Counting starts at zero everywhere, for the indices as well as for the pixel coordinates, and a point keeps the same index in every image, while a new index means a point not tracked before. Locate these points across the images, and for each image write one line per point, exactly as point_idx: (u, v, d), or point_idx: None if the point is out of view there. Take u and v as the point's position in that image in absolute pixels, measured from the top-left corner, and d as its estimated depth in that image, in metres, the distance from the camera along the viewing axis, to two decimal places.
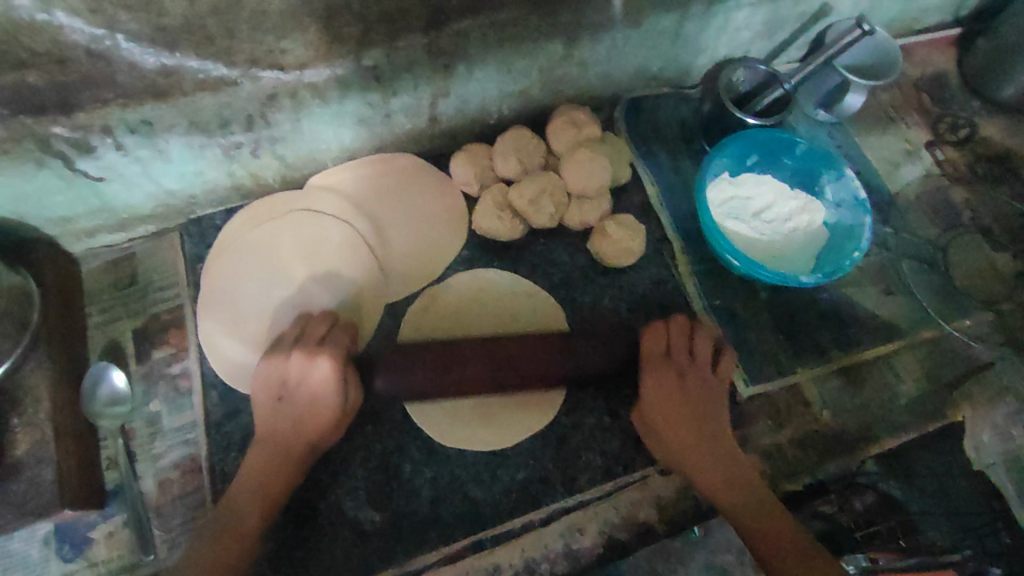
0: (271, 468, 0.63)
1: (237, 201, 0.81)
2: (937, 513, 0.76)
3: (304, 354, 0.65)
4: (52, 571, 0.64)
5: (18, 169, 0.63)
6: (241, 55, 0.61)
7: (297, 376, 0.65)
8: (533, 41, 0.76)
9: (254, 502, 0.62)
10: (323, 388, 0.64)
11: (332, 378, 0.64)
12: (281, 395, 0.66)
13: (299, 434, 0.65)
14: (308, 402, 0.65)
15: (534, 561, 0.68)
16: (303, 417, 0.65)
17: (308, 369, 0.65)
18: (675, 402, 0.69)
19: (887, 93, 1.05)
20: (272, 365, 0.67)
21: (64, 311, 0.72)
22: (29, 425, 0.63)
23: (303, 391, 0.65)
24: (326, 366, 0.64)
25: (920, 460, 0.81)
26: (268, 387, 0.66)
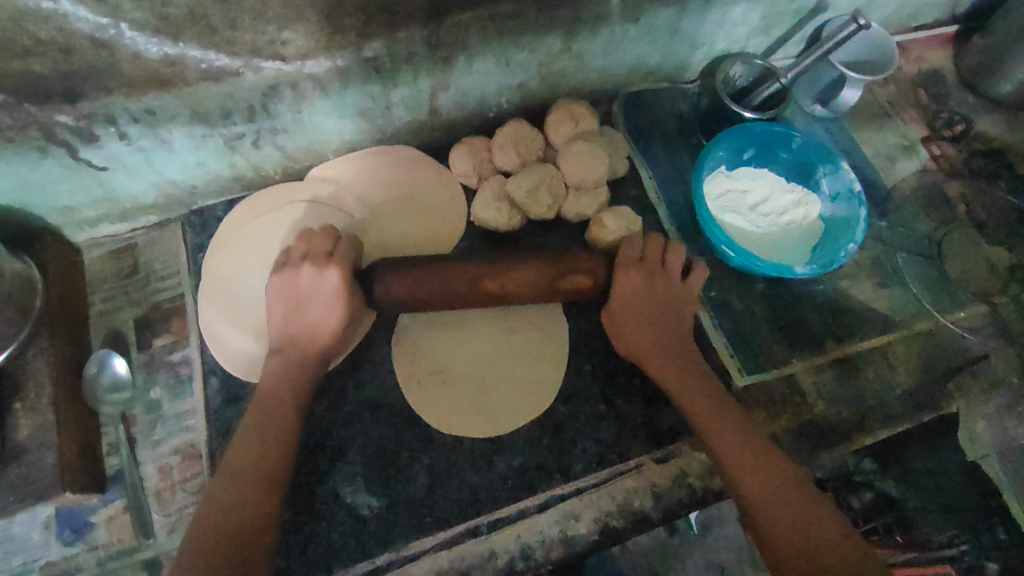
0: (283, 389, 0.66)
1: (238, 192, 0.82)
2: (935, 509, 0.82)
3: (314, 266, 0.67)
4: (53, 554, 0.65)
5: (23, 157, 0.64)
6: (244, 46, 0.62)
7: (308, 292, 0.67)
8: (531, 34, 0.76)
9: (262, 434, 0.63)
10: (333, 295, 0.66)
11: (343, 289, 0.66)
12: (293, 309, 0.67)
13: (309, 349, 0.67)
14: (315, 322, 0.67)
15: (530, 547, 0.68)
16: (312, 335, 0.67)
17: (319, 283, 0.66)
18: (664, 320, 0.72)
19: (883, 89, 1.06)
20: (282, 281, 0.68)
21: (66, 298, 0.73)
22: (31, 410, 0.64)
23: (313, 306, 0.67)
24: (336, 278, 0.66)
25: (919, 457, 0.83)
26: (281, 303, 0.68)
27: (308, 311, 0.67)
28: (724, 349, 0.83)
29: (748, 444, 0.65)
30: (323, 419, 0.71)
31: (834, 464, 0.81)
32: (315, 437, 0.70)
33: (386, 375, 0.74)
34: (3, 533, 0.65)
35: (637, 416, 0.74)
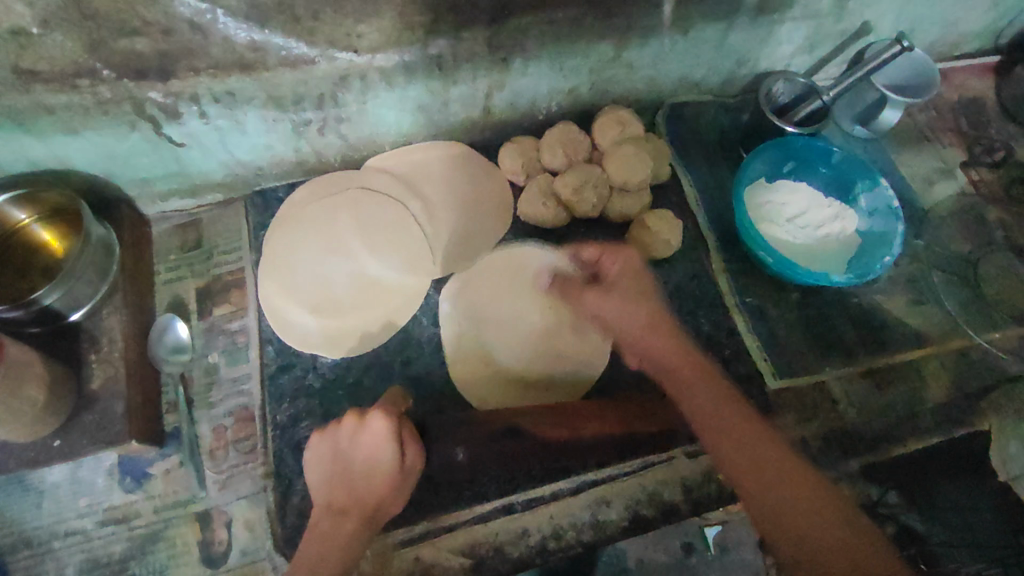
0: (342, 523, 0.62)
1: (299, 176, 0.87)
2: (960, 546, 0.78)
3: (354, 416, 0.63)
4: (114, 499, 0.70)
5: (114, 129, 0.69)
6: (322, 36, 0.67)
7: (349, 447, 0.63)
8: (585, 41, 0.81)
9: (337, 536, 0.61)
10: (376, 446, 0.62)
11: (388, 436, 0.62)
12: (337, 471, 0.63)
13: (359, 500, 0.63)
14: (369, 471, 0.62)
15: (562, 528, 0.71)
16: (362, 494, 0.63)
17: (364, 429, 0.62)
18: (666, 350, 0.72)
19: (924, 113, 1.08)
20: (324, 443, 0.65)
21: (137, 264, 0.78)
22: (104, 362, 0.69)
23: (358, 458, 0.62)
24: (382, 424, 0.62)
25: (940, 491, 0.81)
26: (323, 466, 0.64)
27: (354, 458, 0.62)
28: (757, 352, 0.85)
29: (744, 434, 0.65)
30: (372, 392, 0.74)
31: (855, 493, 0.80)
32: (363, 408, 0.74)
33: (430, 356, 0.77)
34: (72, 475, 0.70)
35: None
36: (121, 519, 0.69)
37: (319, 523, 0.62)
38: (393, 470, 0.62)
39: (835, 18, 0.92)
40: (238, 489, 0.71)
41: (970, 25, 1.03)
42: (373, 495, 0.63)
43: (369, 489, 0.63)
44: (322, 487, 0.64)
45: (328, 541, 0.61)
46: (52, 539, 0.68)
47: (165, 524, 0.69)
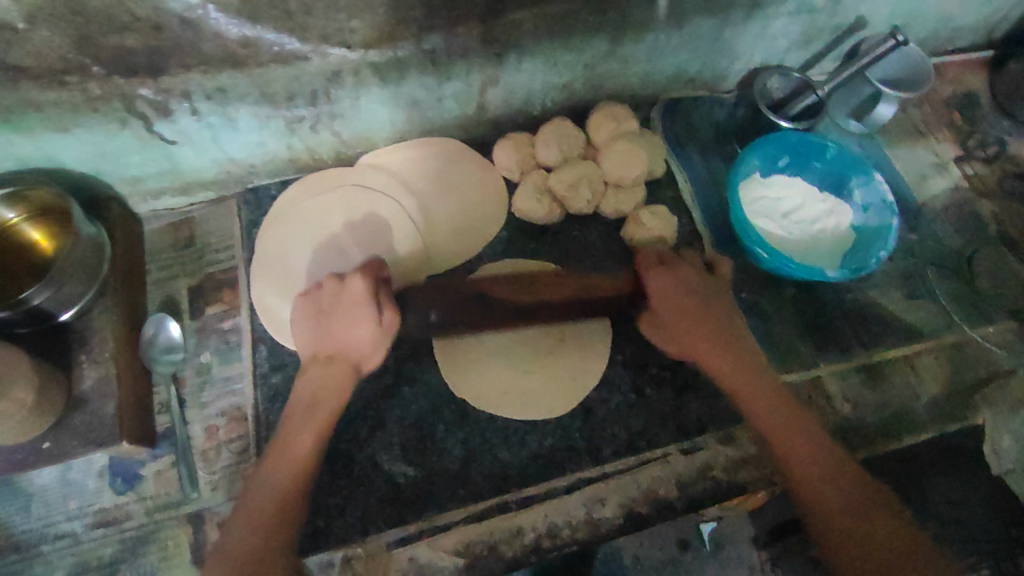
0: (330, 368, 0.66)
1: (292, 173, 0.86)
2: (953, 539, 0.80)
3: (336, 278, 0.69)
4: (105, 501, 0.69)
5: (104, 127, 0.69)
6: (315, 31, 0.66)
7: (331, 307, 0.68)
8: (580, 36, 0.80)
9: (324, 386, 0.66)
10: (354, 299, 0.67)
11: (364, 291, 0.67)
12: (320, 322, 0.68)
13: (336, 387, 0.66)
14: (347, 335, 0.67)
15: (556, 526, 0.70)
16: (343, 346, 0.67)
17: (345, 288, 0.68)
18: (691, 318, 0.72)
19: (918, 108, 1.08)
20: (308, 304, 0.70)
21: (128, 264, 0.77)
22: (95, 362, 0.68)
23: (338, 318, 0.67)
24: (358, 282, 0.68)
25: (937, 486, 0.83)
26: (308, 325, 0.69)
27: (336, 311, 0.68)
28: None
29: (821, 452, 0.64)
30: (366, 391, 0.73)
31: None
32: (355, 405, 0.72)
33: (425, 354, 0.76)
34: (61, 478, 0.69)
35: (665, 405, 0.75)
36: (112, 521, 0.68)
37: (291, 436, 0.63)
38: (371, 327, 0.66)
39: (830, 12, 0.91)
40: (230, 491, 0.70)
41: (964, 19, 1.03)
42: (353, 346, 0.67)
43: (348, 339, 0.67)
44: (307, 344, 0.69)
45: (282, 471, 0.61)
46: (40, 542, 0.67)
47: (157, 526, 0.69)
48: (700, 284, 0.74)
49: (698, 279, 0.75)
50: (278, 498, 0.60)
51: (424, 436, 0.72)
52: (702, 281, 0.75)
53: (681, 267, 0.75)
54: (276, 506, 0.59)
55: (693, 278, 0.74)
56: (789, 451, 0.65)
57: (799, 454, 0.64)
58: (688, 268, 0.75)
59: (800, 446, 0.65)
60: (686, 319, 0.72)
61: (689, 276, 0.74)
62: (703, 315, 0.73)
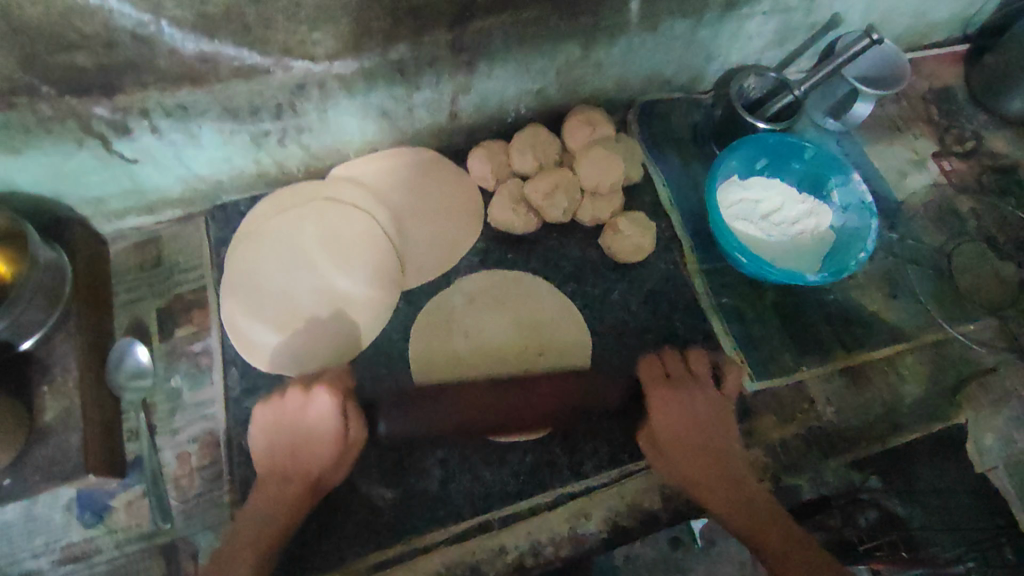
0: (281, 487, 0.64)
1: (261, 189, 0.84)
2: (940, 529, 0.81)
3: (302, 389, 0.67)
4: (73, 536, 0.67)
5: (59, 148, 0.66)
6: (276, 45, 0.64)
7: (295, 417, 0.66)
8: (552, 41, 0.78)
9: (281, 495, 0.64)
10: (319, 424, 0.65)
11: (333, 404, 0.66)
12: (284, 433, 0.66)
13: (301, 469, 0.65)
14: (309, 438, 0.65)
15: (540, 543, 0.69)
16: (305, 463, 0.65)
17: (308, 404, 0.66)
18: (686, 434, 0.70)
19: (895, 104, 1.08)
20: (268, 412, 0.67)
21: (92, 287, 0.74)
22: (58, 392, 0.66)
23: (302, 428, 0.65)
24: (325, 399, 0.66)
25: (922, 472, 0.83)
26: (268, 437, 0.66)
27: (297, 430, 0.65)
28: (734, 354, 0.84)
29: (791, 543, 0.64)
30: None
31: (836, 481, 0.81)
32: None
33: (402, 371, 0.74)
34: (27, 513, 0.67)
35: None
36: (81, 556, 0.66)
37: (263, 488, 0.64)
38: (334, 440, 0.65)
39: (804, 10, 0.90)
40: (204, 520, 0.68)
41: (939, 14, 1.03)
42: (315, 465, 0.65)
43: (309, 458, 0.65)
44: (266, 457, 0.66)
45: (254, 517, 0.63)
46: None
47: (128, 558, 0.67)
48: (708, 406, 0.72)
49: (707, 399, 0.72)
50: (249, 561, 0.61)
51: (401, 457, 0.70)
52: (706, 399, 0.72)
53: (691, 385, 0.72)
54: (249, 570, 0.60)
55: (697, 399, 0.72)
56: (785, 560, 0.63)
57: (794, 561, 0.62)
58: (695, 384, 0.73)
59: (793, 559, 0.62)
60: (690, 438, 0.70)
61: (695, 394, 0.72)
62: (703, 426, 0.71)
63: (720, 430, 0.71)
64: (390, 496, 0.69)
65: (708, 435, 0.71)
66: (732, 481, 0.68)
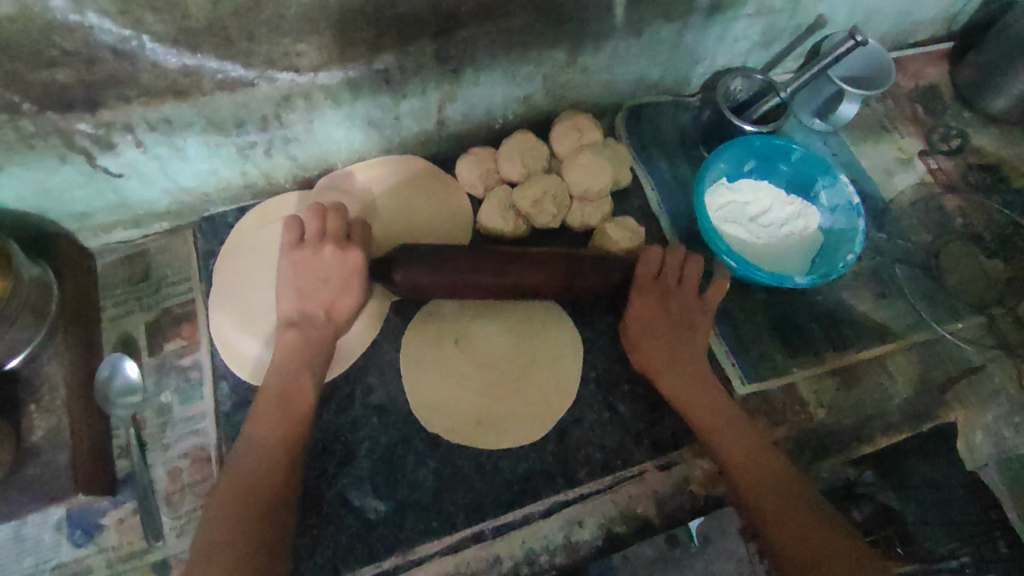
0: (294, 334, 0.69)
1: (249, 200, 0.84)
2: (934, 522, 0.83)
3: (336, 246, 0.70)
4: (63, 555, 0.66)
5: (42, 164, 0.66)
6: (259, 57, 0.64)
7: (324, 270, 0.70)
8: (537, 47, 0.78)
9: (286, 347, 0.69)
10: (349, 271, 0.70)
11: (363, 270, 0.71)
12: (306, 279, 0.70)
13: (320, 318, 0.70)
14: (332, 301, 0.70)
15: (535, 552, 0.68)
16: (323, 310, 0.70)
17: (341, 259, 0.70)
18: (664, 329, 0.74)
19: (881, 103, 1.08)
20: (298, 260, 0.71)
21: (79, 302, 0.74)
22: (45, 411, 0.66)
23: (326, 285, 0.70)
24: (359, 258, 0.71)
25: (914, 468, 0.85)
26: (291, 280, 0.71)
27: (323, 279, 0.70)
28: (725, 358, 0.85)
29: (746, 441, 0.68)
30: (332, 424, 0.71)
31: (834, 476, 0.81)
32: (323, 441, 0.70)
33: (393, 381, 0.74)
34: (16, 534, 0.66)
35: (639, 422, 0.75)
36: None
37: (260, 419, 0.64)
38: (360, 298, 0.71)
39: (789, 13, 0.91)
40: None
41: (922, 14, 1.03)
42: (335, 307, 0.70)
43: (337, 301, 0.70)
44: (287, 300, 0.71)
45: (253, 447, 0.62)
46: None
47: None
48: (682, 307, 0.76)
49: (689, 304, 0.76)
50: (243, 479, 0.60)
51: (393, 470, 0.70)
52: (688, 303, 0.76)
53: (675, 290, 0.76)
54: (242, 488, 0.59)
55: (676, 300, 0.75)
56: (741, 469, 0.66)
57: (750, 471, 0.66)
58: (673, 286, 0.76)
59: (746, 459, 0.67)
60: (670, 348, 0.74)
61: (676, 296, 0.75)
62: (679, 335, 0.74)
63: (687, 330, 0.75)
64: (383, 509, 0.68)
65: (687, 339, 0.75)
66: (707, 397, 0.72)
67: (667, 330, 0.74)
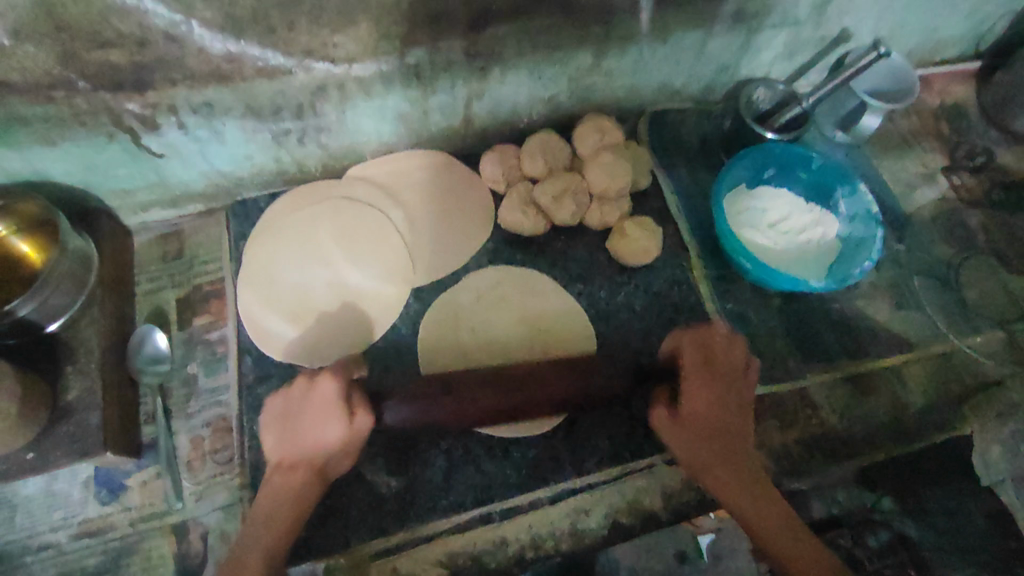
0: (292, 477, 0.63)
1: (280, 186, 0.87)
2: (948, 548, 0.79)
3: (305, 378, 0.65)
4: (89, 512, 0.69)
5: (91, 140, 0.70)
6: (298, 46, 0.67)
7: (298, 407, 0.64)
8: (563, 49, 0.81)
9: (287, 487, 0.63)
10: (324, 403, 0.62)
11: (335, 399, 0.62)
12: (284, 424, 0.65)
13: (308, 458, 0.63)
14: (315, 434, 0.63)
15: (541, 537, 0.70)
16: (309, 450, 0.63)
17: (313, 392, 0.64)
18: (722, 404, 0.67)
19: (905, 119, 1.09)
20: (274, 407, 0.66)
21: (116, 274, 0.78)
22: (81, 372, 0.68)
23: (306, 415, 0.63)
24: (330, 384, 0.63)
25: (935, 493, 0.81)
26: (274, 430, 0.65)
27: (299, 427, 0.63)
28: None
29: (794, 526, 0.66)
30: None
31: (847, 499, 0.81)
32: None
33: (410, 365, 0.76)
34: (47, 488, 0.70)
35: None
36: (96, 532, 0.69)
37: (260, 504, 0.63)
38: (341, 435, 0.62)
39: (813, 25, 0.92)
40: (214, 500, 0.70)
41: (949, 31, 1.04)
42: (319, 456, 0.63)
43: (315, 443, 0.63)
44: (275, 447, 0.65)
45: (258, 544, 0.61)
46: (25, 553, 0.68)
47: (141, 536, 0.69)
48: (741, 396, 0.68)
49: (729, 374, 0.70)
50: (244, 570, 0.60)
51: (404, 451, 0.71)
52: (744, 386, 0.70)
53: (728, 369, 0.69)
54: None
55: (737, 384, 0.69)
56: (757, 514, 0.66)
57: (765, 517, 0.66)
58: (733, 369, 0.69)
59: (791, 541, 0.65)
60: (723, 428, 0.68)
61: (732, 381, 0.69)
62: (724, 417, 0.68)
63: (747, 419, 0.69)
64: (397, 485, 0.69)
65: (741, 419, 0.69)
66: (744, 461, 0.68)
67: (721, 420, 0.67)
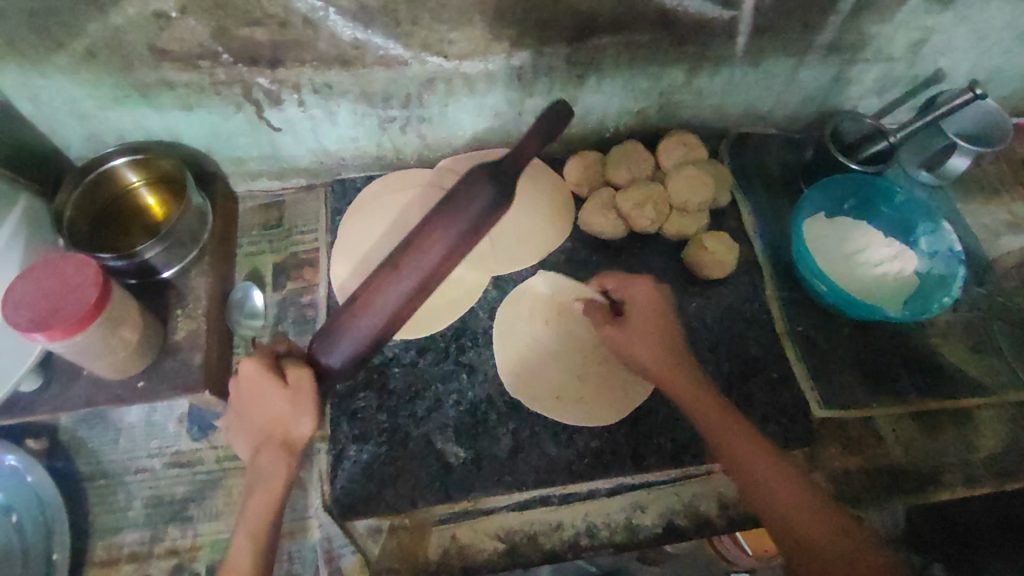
0: (263, 457, 0.63)
1: (376, 170, 0.93)
2: None
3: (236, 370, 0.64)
4: (182, 445, 0.76)
5: (222, 109, 0.77)
6: (418, 39, 0.73)
7: (241, 397, 0.64)
8: (659, 64, 0.84)
9: (263, 469, 0.63)
10: (252, 380, 0.62)
11: (258, 369, 0.61)
12: (237, 417, 0.65)
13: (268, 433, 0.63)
14: (268, 412, 0.62)
15: (595, 526, 0.75)
16: (270, 426, 0.63)
17: (241, 376, 0.62)
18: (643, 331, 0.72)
19: (994, 165, 1.07)
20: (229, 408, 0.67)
21: (224, 234, 0.84)
22: (188, 317, 0.75)
23: (246, 399, 0.63)
24: (247, 362, 0.61)
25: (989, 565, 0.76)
26: (232, 421, 0.66)
27: (252, 413, 0.63)
28: (804, 380, 0.85)
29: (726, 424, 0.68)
30: (425, 372, 0.77)
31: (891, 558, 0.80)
32: (415, 386, 0.76)
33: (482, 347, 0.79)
34: (148, 419, 0.78)
35: None
36: (186, 463, 0.76)
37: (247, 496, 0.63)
38: (283, 404, 0.61)
39: (908, 62, 0.93)
40: None
41: None
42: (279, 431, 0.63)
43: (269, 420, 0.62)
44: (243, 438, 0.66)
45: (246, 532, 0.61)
46: (124, 473, 0.75)
47: (225, 472, 0.75)
48: (641, 313, 0.73)
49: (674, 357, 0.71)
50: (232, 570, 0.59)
51: (474, 426, 0.74)
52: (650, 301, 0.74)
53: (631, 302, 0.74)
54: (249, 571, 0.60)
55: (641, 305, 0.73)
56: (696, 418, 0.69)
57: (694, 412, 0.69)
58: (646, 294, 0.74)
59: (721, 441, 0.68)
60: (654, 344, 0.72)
61: (643, 310, 0.73)
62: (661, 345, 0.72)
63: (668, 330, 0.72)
64: (468, 455, 0.73)
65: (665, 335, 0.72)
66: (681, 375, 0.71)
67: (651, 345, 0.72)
